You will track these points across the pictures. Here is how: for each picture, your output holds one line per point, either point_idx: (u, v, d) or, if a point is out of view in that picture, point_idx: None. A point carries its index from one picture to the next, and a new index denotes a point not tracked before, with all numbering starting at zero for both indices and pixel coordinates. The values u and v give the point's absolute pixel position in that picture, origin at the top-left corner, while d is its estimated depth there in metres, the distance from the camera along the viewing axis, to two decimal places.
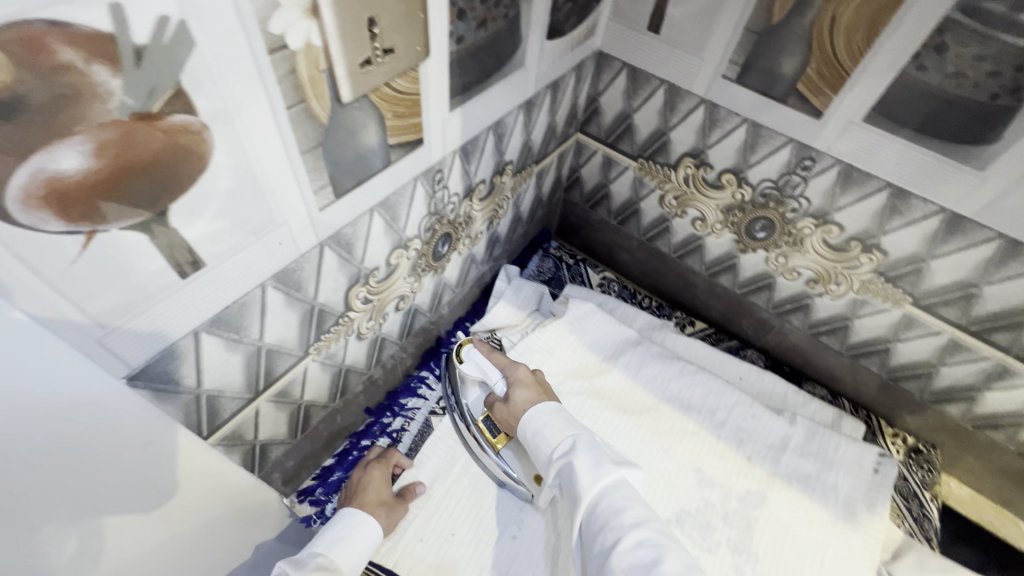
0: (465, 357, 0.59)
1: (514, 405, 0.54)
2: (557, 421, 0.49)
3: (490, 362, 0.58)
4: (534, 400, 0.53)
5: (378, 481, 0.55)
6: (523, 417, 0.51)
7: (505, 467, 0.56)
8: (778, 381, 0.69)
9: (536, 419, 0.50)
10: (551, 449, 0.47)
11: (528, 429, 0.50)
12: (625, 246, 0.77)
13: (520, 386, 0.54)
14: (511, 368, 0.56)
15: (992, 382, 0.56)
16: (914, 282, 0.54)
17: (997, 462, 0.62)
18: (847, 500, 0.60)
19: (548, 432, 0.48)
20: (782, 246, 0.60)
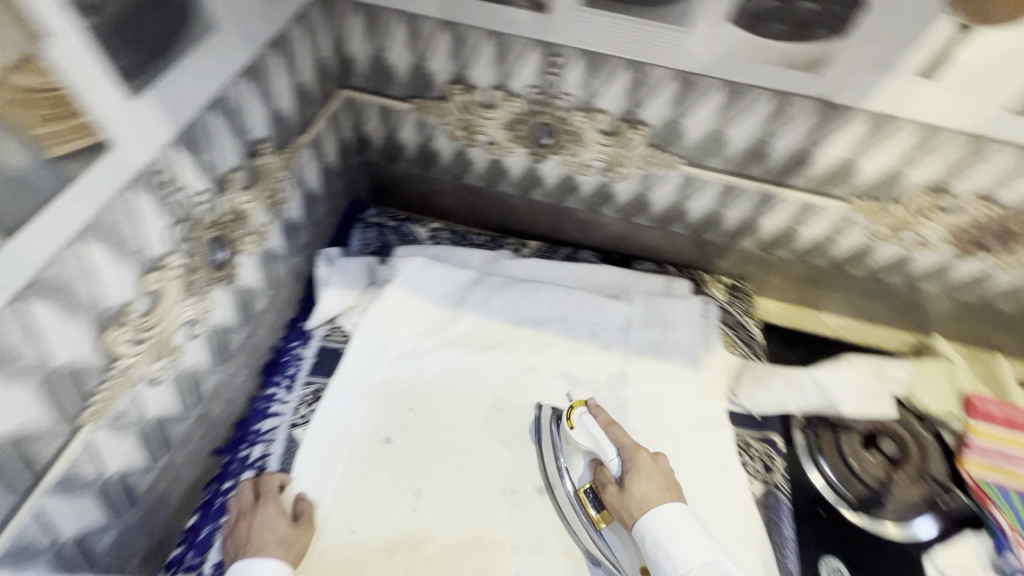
0: (577, 423, 0.58)
1: (636, 493, 0.52)
2: (685, 540, 0.48)
3: (604, 435, 0.57)
4: (661, 500, 0.51)
5: (275, 517, 0.52)
6: (647, 510, 0.51)
7: (605, 546, 0.55)
8: (612, 271, 0.74)
9: (657, 526, 0.49)
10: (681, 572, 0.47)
11: (648, 535, 0.49)
12: (440, 191, 0.75)
13: (639, 474, 0.53)
14: (632, 450, 0.55)
15: (763, 210, 0.64)
16: (679, 143, 0.59)
17: (790, 273, 0.73)
18: (690, 350, 0.67)
19: (675, 552, 0.47)
20: (568, 146, 0.63)
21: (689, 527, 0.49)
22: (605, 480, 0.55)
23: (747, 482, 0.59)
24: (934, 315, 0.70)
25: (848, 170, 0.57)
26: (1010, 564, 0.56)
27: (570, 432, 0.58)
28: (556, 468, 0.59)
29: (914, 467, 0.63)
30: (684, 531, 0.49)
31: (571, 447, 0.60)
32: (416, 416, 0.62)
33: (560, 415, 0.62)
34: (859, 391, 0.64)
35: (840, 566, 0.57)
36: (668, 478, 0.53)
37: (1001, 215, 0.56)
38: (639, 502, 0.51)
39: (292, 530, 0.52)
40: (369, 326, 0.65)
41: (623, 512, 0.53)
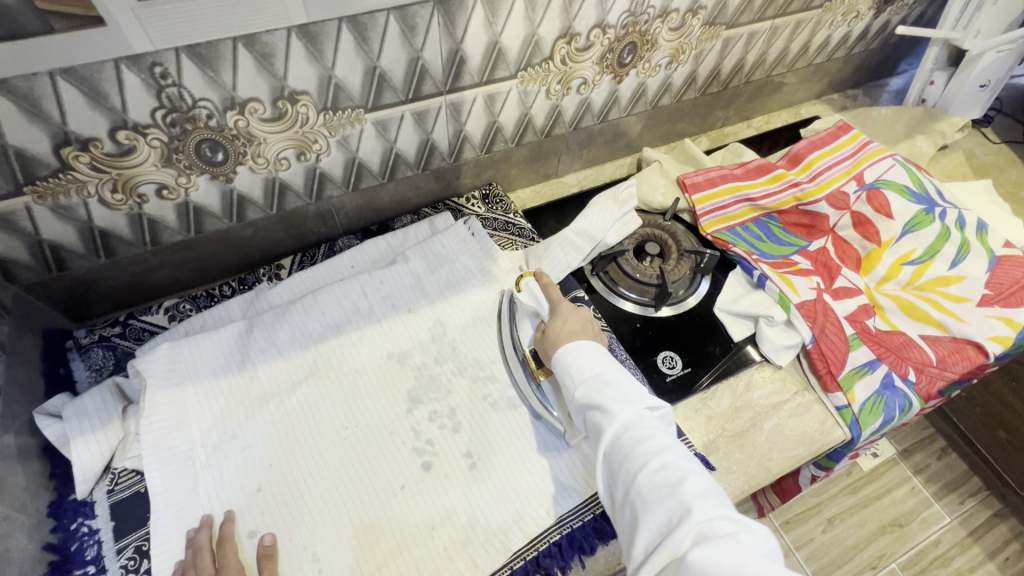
0: (524, 287, 0.64)
1: (551, 334, 0.60)
2: (585, 358, 0.55)
3: (546, 296, 0.64)
4: (572, 339, 0.58)
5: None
6: (560, 342, 0.58)
7: (543, 399, 0.60)
8: (376, 241, 0.72)
9: (563, 351, 0.57)
10: (576, 384, 0.54)
11: (556, 359, 0.57)
12: (149, 266, 0.64)
13: (559, 318, 0.60)
14: (559, 303, 0.62)
15: (461, 119, 0.67)
16: (347, 95, 0.57)
17: (520, 159, 0.79)
18: (478, 267, 0.70)
19: (575, 369, 0.55)
20: (245, 150, 0.57)
21: (591, 352, 0.56)
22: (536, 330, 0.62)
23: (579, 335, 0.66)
24: (631, 131, 0.85)
25: (498, 52, 0.61)
26: (757, 278, 0.73)
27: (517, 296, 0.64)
28: (510, 338, 0.65)
29: (675, 250, 0.75)
30: (584, 351, 0.56)
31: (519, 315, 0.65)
32: (269, 494, 0.56)
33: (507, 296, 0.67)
34: (612, 220, 0.72)
35: (671, 353, 0.69)
36: (585, 324, 0.60)
37: (619, 34, 0.67)
38: (552, 340, 0.59)
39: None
40: (153, 446, 0.55)
41: (544, 350, 0.60)
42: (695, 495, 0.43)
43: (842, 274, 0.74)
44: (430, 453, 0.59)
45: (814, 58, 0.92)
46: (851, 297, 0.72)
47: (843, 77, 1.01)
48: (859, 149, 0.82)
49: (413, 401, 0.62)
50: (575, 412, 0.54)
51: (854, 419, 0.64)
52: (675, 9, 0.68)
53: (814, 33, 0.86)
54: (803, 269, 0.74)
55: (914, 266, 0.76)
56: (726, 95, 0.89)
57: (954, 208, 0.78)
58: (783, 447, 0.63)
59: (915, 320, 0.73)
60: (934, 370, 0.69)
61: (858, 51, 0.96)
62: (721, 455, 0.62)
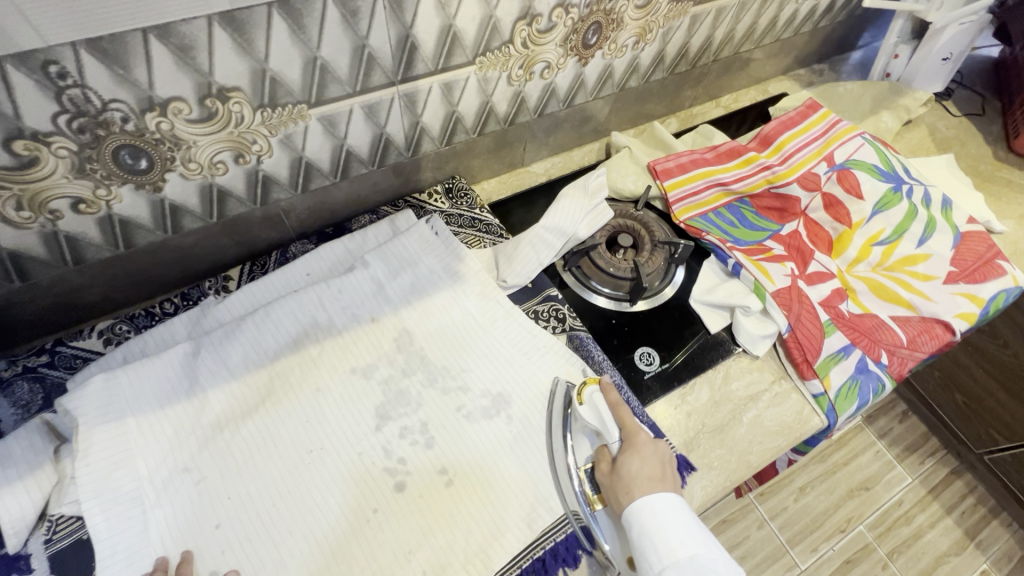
0: (587, 399, 0.58)
1: (626, 474, 0.54)
2: (673, 532, 0.50)
3: (613, 417, 0.58)
4: (651, 489, 0.52)
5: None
6: (637, 495, 0.52)
7: (597, 529, 0.55)
8: (332, 246, 0.67)
9: (644, 516, 0.51)
10: (664, 566, 0.49)
11: (635, 523, 0.51)
12: (74, 286, 0.58)
13: (637, 455, 0.55)
14: (633, 435, 0.56)
15: (416, 110, 0.62)
16: (286, 90, 0.51)
17: (483, 150, 0.74)
18: (445, 269, 0.66)
19: (661, 544, 0.50)
20: (173, 155, 0.51)
21: (676, 521, 0.51)
22: (601, 457, 0.57)
23: (553, 338, 0.64)
24: (599, 115, 0.82)
25: (453, 36, 0.56)
26: (732, 267, 0.71)
27: (578, 408, 0.58)
28: (562, 448, 0.58)
29: (648, 241, 0.73)
30: (672, 524, 0.51)
31: (577, 430, 0.59)
32: (228, 531, 0.52)
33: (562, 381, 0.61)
34: (583, 214, 0.68)
35: (649, 349, 0.67)
36: (662, 467, 0.55)
37: (582, 13, 0.62)
38: (627, 486, 0.53)
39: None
40: (93, 488, 0.49)
41: (611, 488, 0.54)
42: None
43: (815, 258, 0.73)
44: (402, 472, 0.56)
45: (781, 34, 0.90)
46: (825, 281, 0.71)
47: (810, 51, 0.99)
48: (828, 128, 0.80)
49: (382, 417, 0.58)
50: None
51: (830, 406, 0.64)
52: None
53: (781, 8, 0.83)
54: (777, 255, 0.72)
55: (884, 247, 0.76)
56: (695, 74, 0.86)
57: (920, 186, 0.78)
58: (762, 439, 0.62)
59: (886, 301, 0.73)
60: (905, 351, 0.69)
61: (824, 24, 0.94)
62: (702, 452, 0.61)
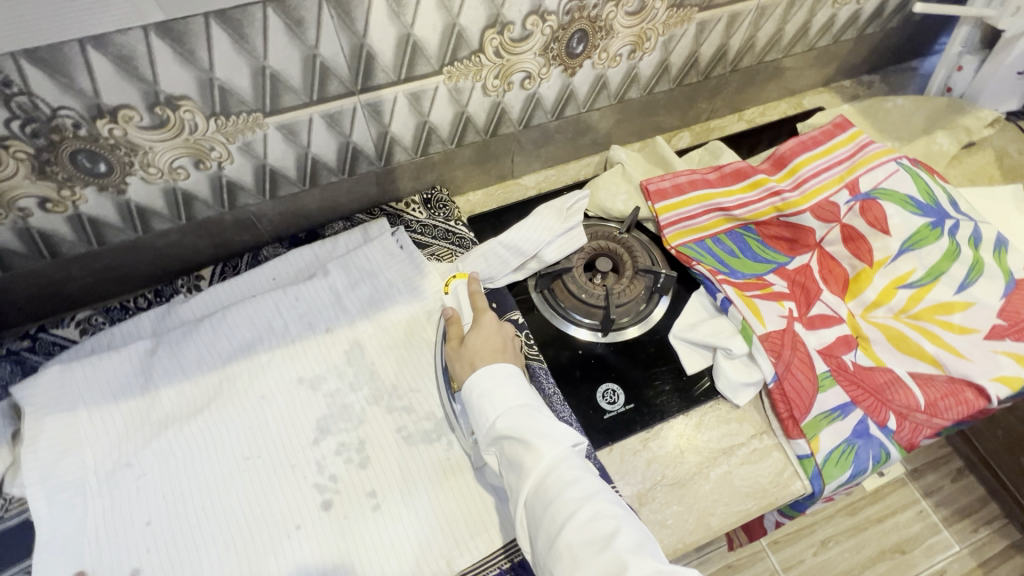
0: (452, 290, 0.63)
1: (470, 347, 0.55)
2: (505, 386, 0.51)
3: (469, 303, 0.61)
4: (492, 359, 0.54)
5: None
6: (477, 364, 0.53)
7: (456, 406, 0.58)
8: (299, 250, 0.67)
9: (480, 380, 0.51)
10: (497, 417, 0.49)
11: (470, 387, 0.52)
12: (54, 278, 0.61)
13: (479, 332, 0.56)
14: (483, 314, 0.58)
15: (383, 119, 0.60)
16: (237, 99, 0.51)
17: (464, 161, 0.72)
18: (405, 283, 0.64)
19: (495, 400, 0.50)
20: (131, 160, 0.52)
21: (509, 379, 0.52)
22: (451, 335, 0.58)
23: None
24: (597, 127, 0.77)
25: (414, 45, 0.54)
26: (720, 302, 0.64)
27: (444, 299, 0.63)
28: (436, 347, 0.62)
29: (630, 267, 0.67)
30: (505, 380, 0.51)
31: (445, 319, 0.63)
32: (158, 528, 0.53)
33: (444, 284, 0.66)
34: (550, 236, 0.65)
35: (614, 385, 0.62)
36: (505, 340, 0.56)
37: (562, 21, 0.58)
38: (470, 355, 0.54)
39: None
40: (40, 474, 0.52)
41: (456, 362, 0.55)
42: (629, 549, 0.41)
43: (821, 299, 0.65)
44: (331, 490, 0.55)
45: (817, 42, 0.80)
46: (828, 326, 0.63)
47: (857, 60, 0.88)
48: (856, 151, 0.71)
49: (321, 431, 0.58)
50: (494, 444, 0.50)
51: (816, 470, 0.56)
52: None
53: (814, 13, 0.74)
54: (776, 293, 0.65)
55: (912, 290, 0.66)
56: (709, 85, 0.78)
57: (969, 222, 0.67)
58: (728, 501, 0.56)
59: (905, 354, 0.63)
60: (921, 416, 0.59)
61: (872, 31, 0.83)
62: (655, 507, 0.55)
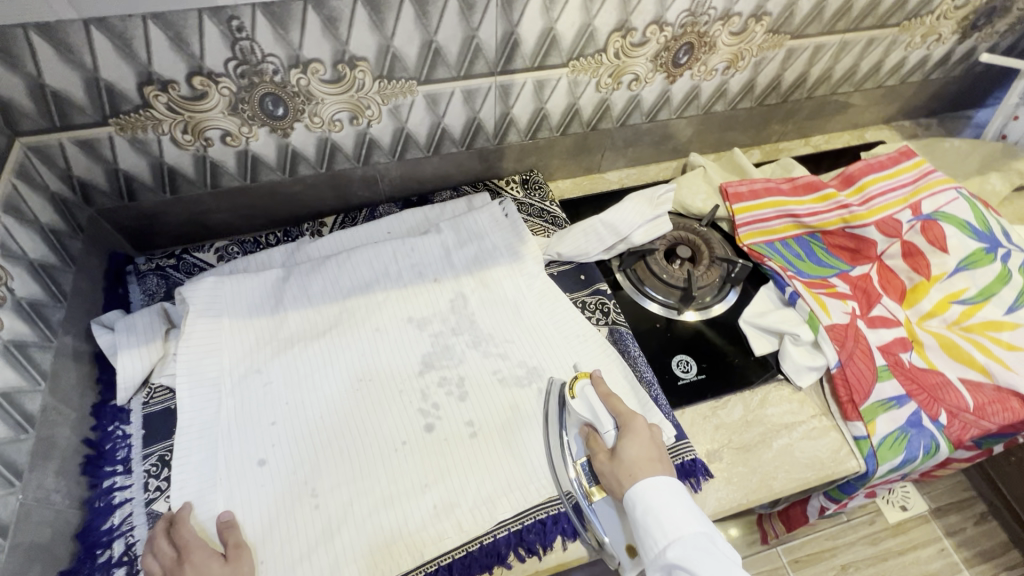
0: (578, 392, 0.60)
1: (624, 460, 0.55)
2: (677, 509, 0.51)
3: (604, 407, 0.59)
4: (652, 471, 0.53)
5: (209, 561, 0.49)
6: (639, 478, 0.53)
7: (596, 520, 0.56)
8: (413, 211, 0.75)
9: (646, 497, 0.52)
10: (669, 542, 0.49)
11: (638, 504, 0.52)
12: (205, 207, 0.70)
13: (632, 441, 0.56)
14: (629, 420, 0.58)
15: (509, 101, 0.69)
16: (402, 66, 0.60)
17: (562, 151, 0.80)
18: (507, 247, 0.72)
19: (666, 523, 0.50)
20: (304, 108, 0.61)
21: (681, 501, 0.52)
22: (598, 449, 0.57)
23: (593, 326, 0.67)
24: (681, 134, 0.85)
25: (553, 39, 0.63)
26: (788, 295, 0.71)
27: (572, 402, 0.60)
28: (559, 445, 0.59)
29: (707, 256, 0.75)
30: (678, 503, 0.51)
31: (571, 416, 0.61)
32: (281, 427, 0.59)
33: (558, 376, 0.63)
34: (641, 220, 0.72)
35: (687, 357, 0.68)
36: (656, 449, 0.56)
37: (675, 33, 0.67)
38: (628, 470, 0.54)
39: (226, 564, 0.50)
40: (188, 364, 0.60)
41: (611, 478, 0.55)
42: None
43: (881, 302, 0.71)
44: (433, 416, 0.61)
45: (885, 81, 0.88)
46: (888, 327, 0.69)
47: (918, 103, 0.96)
48: (919, 177, 0.78)
49: (426, 364, 0.64)
50: (663, 570, 0.49)
51: (871, 451, 0.61)
52: (738, 12, 0.67)
53: (887, 53, 0.82)
54: (840, 293, 0.71)
55: (965, 306, 0.71)
56: (785, 109, 0.87)
57: (1020, 253, 0.73)
58: (789, 468, 0.61)
59: (956, 361, 0.68)
60: (971, 416, 0.64)
61: (935, 77, 0.91)
62: (722, 465, 0.61)
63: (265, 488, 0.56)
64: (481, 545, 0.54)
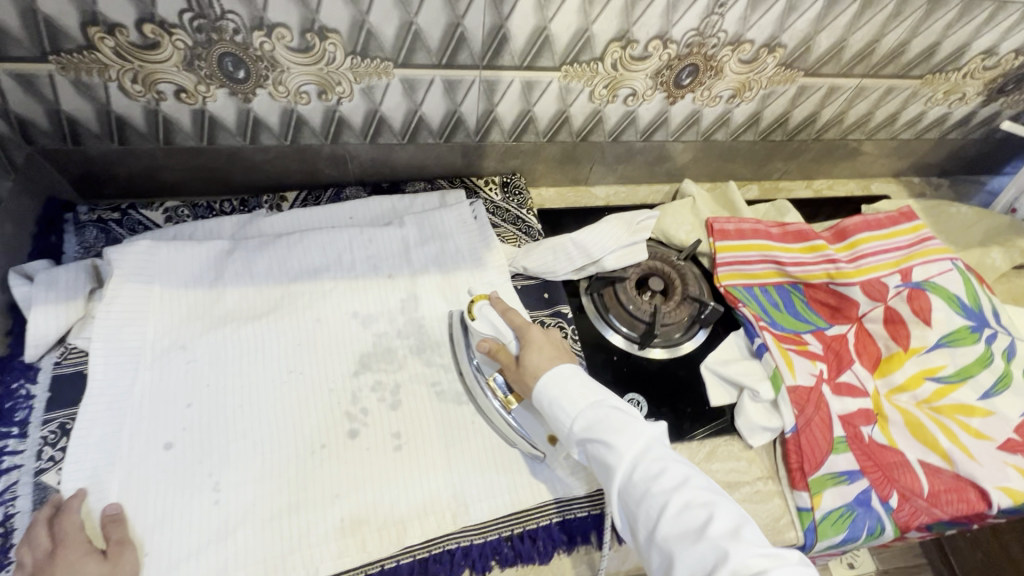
0: (477, 313, 0.59)
1: (529, 366, 0.56)
2: (573, 388, 0.53)
3: (504, 321, 0.59)
4: (553, 364, 0.55)
5: (85, 559, 0.46)
6: (541, 376, 0.54)
7: (517, 426, 0.58)
8: (380, 200, 0.71)
9: (548, 386, 0.54)
10: (575, 420, 0.52)
11: (544, 397, 0.54)
12: (157, 163, 0.65)
13: (532, 348, 0.56)
14: (528, 330, 0.58)
15: (494, 98, 0.64)
16: (378, 45, 0.55)
17: (548, 158, 0.76)
18: (470, 252, 0.68)
19: (567, 402, 0.52)
20: (267, 74, 0.57)
21: (575, 379, 0.54)
22: (506, 361, 0.57)
23: None
24: (676, 158, 0.80)
25: (545, 39, 0.58)
26: (756, 346, 0.67)
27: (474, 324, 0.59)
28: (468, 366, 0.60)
29: (680, 291, 0.70)
30: (574, 379, 0.54)
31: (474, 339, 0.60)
32: (195, 413, 0.56)
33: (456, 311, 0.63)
34: (615, 245, 0.68)
35: (639, 398, 0.64)
36: (558, 348, 0.58)
37: (680, 52, 0.62)
38: (533, 372, 0.55)
39: (106, 562, 0.47)
40: (106, 332, 0.56)
41: (521, 385, 0.56)
42: (725, 537, 0.43)
43: (851, 368, 0.67)
44: (359, 422, 0.58)
45: (900, 133, 0.83)
46: (853, 396, 0.65)
47: (931, 161, 0.91)
48: (916, 242, 0.74)
49: (362, 365, 0.61)
50: (577, 445, 0.52)
51: (812, 525, 0.58)
52: (749, 40, 0.62)
53: (906, 105, 0.77)
54: (810, 351, 0.67)
55: (938, 384, 0.68)
56: (790, 147, 0.82)
57: (1007, 335, 0.69)
58: None
59: (919, 442, 0.65)
60: (922, 502, 0.61)
61: (952, 137, 0.86)
62: None
63: (166, 479, 0.52)
64: (382, 570, 0.52)
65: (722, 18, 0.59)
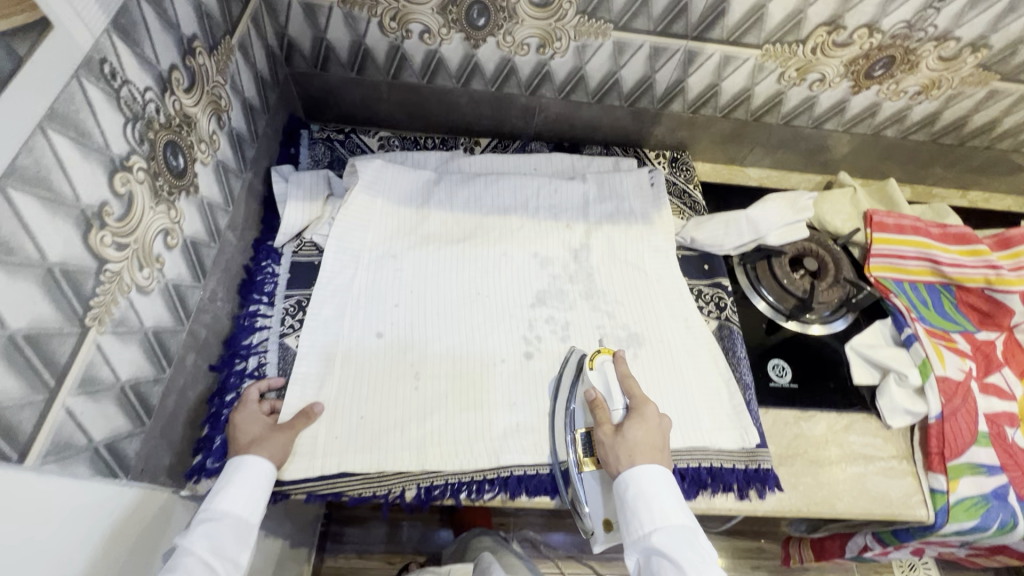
0: (596, 366, 0.61)
1: (627, 439, 0.53)
2: (665, 501, 0.50)
3: (619, 386, 0.59)
4: (648, 460, 0.52)
5: (250, 418, 0.54)
6: (635, 462, 0.52)
7: (581, 489, 0.56)
8: (563, 156, 0.78)
9: (639, 481, 0.51)
10: (654, 529, 0.49)
11: (628, 488, 0.51)
12: (379, 96, 0.75)
13: (639, 424, 0.54)
14: (641, 403, 0.56)
15: (689, 68, 0.69)
16: (607, 7, 0.61)
17: (715, 133, 0.80)
18: (643, 214, 0.74)
19: (654, 510, 0.50)
20: (502, 25, 0.64)
21: (670, 491, 0.51)
22: (602, 420, 0.55)
23: (703, 321, 0.68)
24: (837, 150, 0.82)
25: (759, 17, 0.62)
26: (905, 335, 0.69)
27: (588, 374, 0.61)
28: (564, 412, 0.60)
29: (832, 275, 0.74)
30: (664, 492, 0.51)
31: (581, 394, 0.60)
32: (403, 312, 0.65)
33: (568, 363, 0.63)
34: (780, 223, 0.72)
35: (783, 363, 0.70)
36: (662, 440, 0.54)
37: (883, 42, 0.64)
38: (628, 451, 0.52)
39: (266, 428, 0.54)
40: (341, 232, 0.66)
41: (609, 453, 0.54)
42: None
43: (1000, 371, 0.68)
44: (534, 346, 0.65)
45: None
46: (1001, 398, 0.66)
47: None
48: None
49: (538, 300, 0.68)
50: (642, 551, 0.50)
51: (944, 507, 0.61)
52: (956, 37, 0.63)
53: None
54: (959, 349, 0.69)
55: None
56: (957, 154, 0.82)
57: None
58: (856, 495, 0.61)
59: None
60: None
61: None
62: (790, 471, 0.62)
63: (377, 359, 0.62)
64: (550, 472, 0.58)
65: (937, 13, 0.60)
